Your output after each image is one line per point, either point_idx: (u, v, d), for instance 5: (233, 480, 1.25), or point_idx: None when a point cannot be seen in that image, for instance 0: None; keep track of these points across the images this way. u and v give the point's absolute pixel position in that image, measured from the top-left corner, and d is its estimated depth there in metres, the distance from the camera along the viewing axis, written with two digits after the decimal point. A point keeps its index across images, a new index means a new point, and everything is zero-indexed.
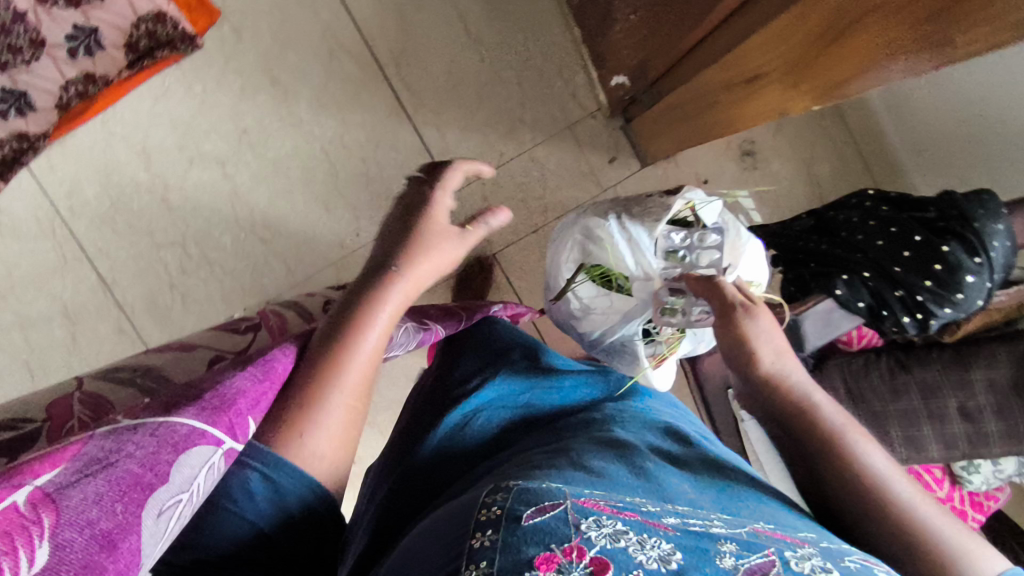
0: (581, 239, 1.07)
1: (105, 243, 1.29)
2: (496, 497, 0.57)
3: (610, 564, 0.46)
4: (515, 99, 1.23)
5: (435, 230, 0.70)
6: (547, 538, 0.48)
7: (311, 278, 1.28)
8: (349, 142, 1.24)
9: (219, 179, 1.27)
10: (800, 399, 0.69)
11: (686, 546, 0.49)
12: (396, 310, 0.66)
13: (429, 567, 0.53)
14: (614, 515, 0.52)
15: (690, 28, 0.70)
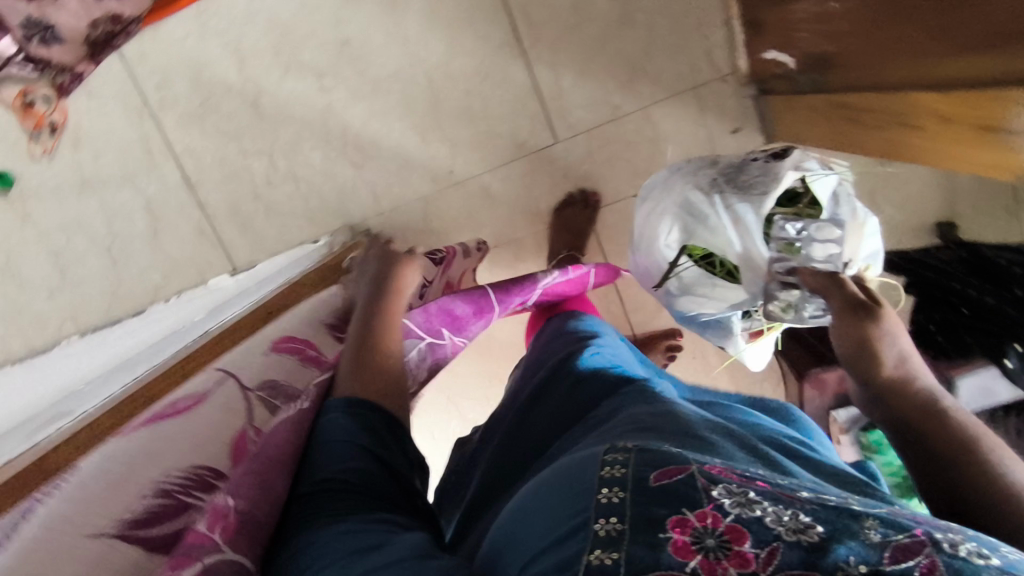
0: (680, 213, 0.99)
1: (193, 140, 1.26)
2: (619, 455, 0.56)
3: (746, 533, 0.43)
4: (643, 48, 1.11)
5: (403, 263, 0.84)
6: (679, 502, 0.47)
7: (397, 209, 1.24)
8: (456, 71, 1.16)
9: (314, 91, 1.20)
10: (928, 403, 0.67)
11: (829, 521, 0.44)
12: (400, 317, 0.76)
13: (553, 520, 0.53)
14: (744, 483, 0.49)
15: (906, 46, 0.59)
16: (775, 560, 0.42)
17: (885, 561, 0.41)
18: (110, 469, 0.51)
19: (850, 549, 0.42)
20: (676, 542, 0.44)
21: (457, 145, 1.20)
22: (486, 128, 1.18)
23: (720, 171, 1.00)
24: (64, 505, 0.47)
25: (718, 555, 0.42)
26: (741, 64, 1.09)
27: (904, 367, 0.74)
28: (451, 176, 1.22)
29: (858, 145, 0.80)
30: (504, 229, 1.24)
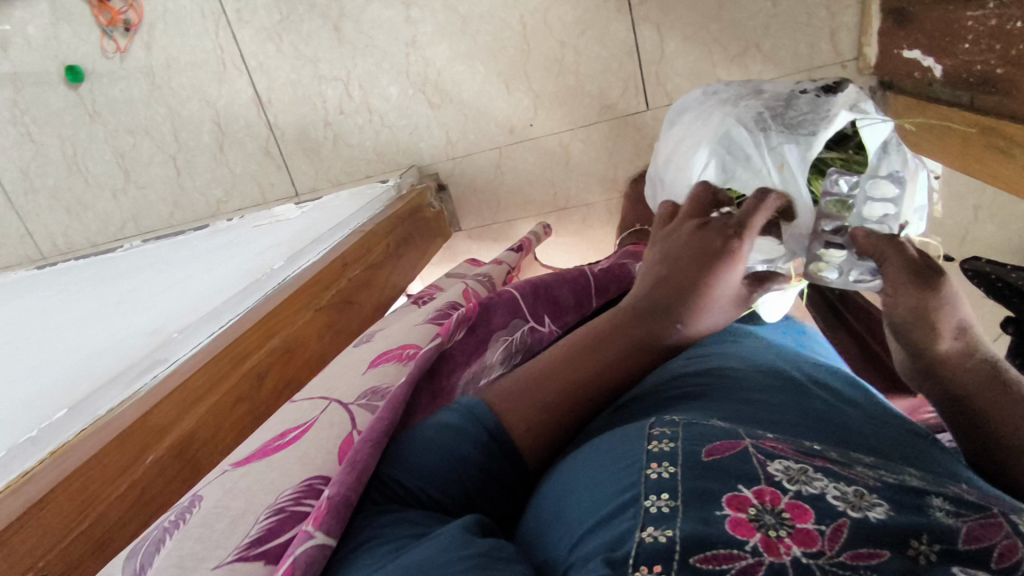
0: (718, 152, 0.80)
1: (266, 58, 1.19)
2: (661, 423, 0.50)
3: (809, 510, 0.39)
4: (762, 19, 1.02)
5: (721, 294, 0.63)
6: (733, 476, 0.42)
7: (469, 155, 1.20)
8: (553, 20, 1.07)
9: (400, 21, 1.11)
10: (990, 373, 0.55)
11: (894, 501, 0.40)
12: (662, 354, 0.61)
13: (591, 479, 0.48)
14: (803, 459, 0.44)
15: None
16: (841, 537, 0.38)
17: (959, 540, 0.37)
18: (231, 506, 0.43)
19: (919, 526, 0.38)
20: (734, 519, 0.39)
21: (541, 99, 1.13)
22: (576, 85, 1.10)
23: (759, 102, 0.83)
24: (190, 542, 0.40)
25: (779, 532, 0.38)
26: (867, 49, 0.99)
27: (965, 338, 0.58)
28: (530, 130, 1.16)
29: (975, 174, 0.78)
30: (579, 190, 1.19)
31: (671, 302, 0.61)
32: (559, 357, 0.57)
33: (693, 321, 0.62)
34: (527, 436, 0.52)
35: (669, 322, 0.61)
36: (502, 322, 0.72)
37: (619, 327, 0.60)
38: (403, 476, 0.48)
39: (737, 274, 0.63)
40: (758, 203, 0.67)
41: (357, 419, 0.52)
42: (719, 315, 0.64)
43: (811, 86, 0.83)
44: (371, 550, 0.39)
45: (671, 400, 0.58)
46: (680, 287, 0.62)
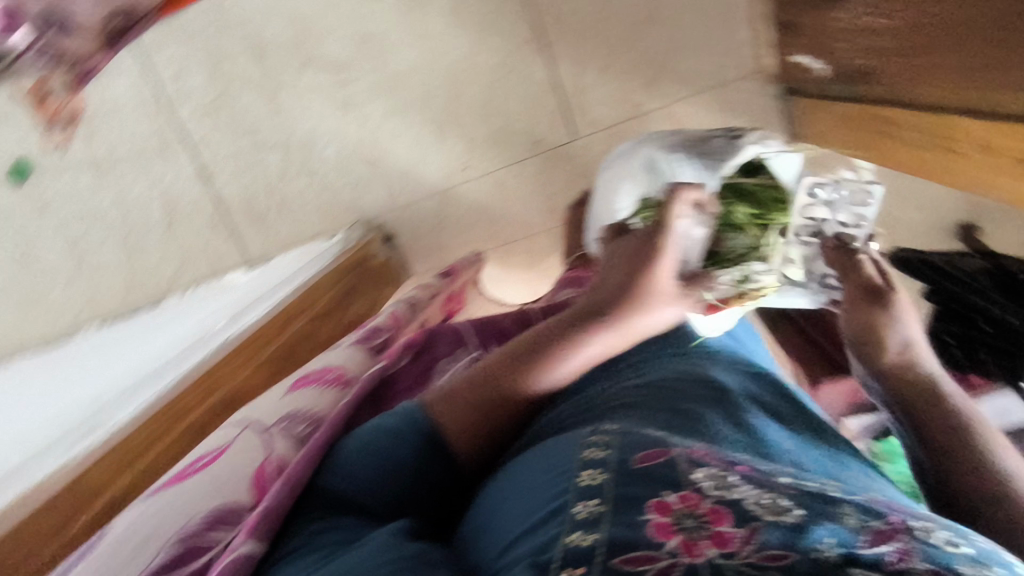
0: (639, 171, 0.92)
1: (208, 134, 1.23)
2: (598, 439, 0.57)
3: (726, 514, 0.46)
4: (669, 47, 1.09)
5: (655, 293, 0.70)
6: (660, 484, 0.49)
7: (414, 203, 1.24)
8: (476, 68, 1.13)
9: (331, 86, 1.16)
10: (938, 400, 0.74)
11: (808, 507, 0.48)
12: (597, 354, 0.68)
13: (523, 492, 0.53)
14: (726, 468, 0.52)
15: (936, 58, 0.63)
16: (754, 539, 0.44)
17: (858, 543, 0.45)
18: (144, 525, 0.50)
19: (828, 530, 0.46)
20: (657, 523, 0.46)
21: (475, 142, 1.18)
22: (506, 126, 1.16)
23: (678, 139, 0.92)
24: (104, 558, 0.47)
25: (698, 534, 0.45)
26: (766, 63, 1.08)
27: (908, 353, 0.81)
28: (467, 173, 1.20)
29: (876, 158, 0.84)
30: (524, 225, 1.24)
31: (602, 306, 0.68)
32: (500, 362, 0.64)
33: (623, 320, 0.68)
34: (461, 438, 0.61)
35: (598, 320, 0.67)
36: (446, 350, 0.78)
37: (549, 332, 0.65)
38: (337, 481, 0.57)
39: (664, 276, 0.71)
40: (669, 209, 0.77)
41: (273, 444, 0.60)
42: (659, 312, 0.70)
43: (725, 133, 0.90)
44: (302, 558, 0.47)
45: (606, 408, 0.64)
46: (612, 290, 0.70)
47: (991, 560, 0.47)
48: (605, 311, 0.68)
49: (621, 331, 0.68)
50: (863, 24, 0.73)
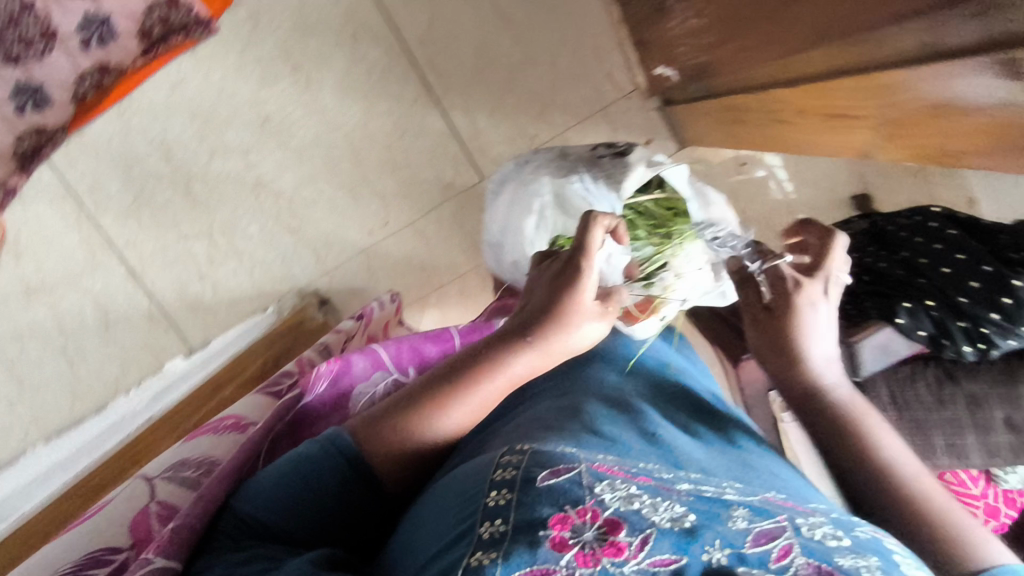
0: (544, 202, 0.95)
1: (132, 235, 1.26)
2: (512, 457, 0.58)
3: (622, 525, 0.50)
4: (547, 82, 1.17)
5: (578, 310, 0.66)
6: (561, 498, 0.51)
7: (341, 266, 1.27)
8: (375, 129, 1.20)
9: (243, 169, 1.22)
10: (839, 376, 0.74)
11: (699, 512, 0.52)
12: (518, 376, 0.66)
13: (439, 526, 0.55)
14: (627, 479, 0.56)
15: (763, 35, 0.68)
16: (646, 545, 0.49)
17: (745, 542, 0.50)
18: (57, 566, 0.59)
19: (720, 537, 0.50)
20: (555, 538, 0.48)
21: (388, 198, 1.24)
22: (415, 178, 1.23)
23: (571, 159, 0.99)
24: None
25: (593, 546, 0.48)
26: (639, 80, 1.17)
27: None
28: (388, 228, 1.26)
29: (750, 145, 0.88)
30: (450, 267, 1.28)
31: (520, 325, 0.66)
32: (420, 389, 0.65)
33: (543, 339, 0.65)
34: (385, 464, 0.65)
35: (517, 341, 0.65)
36: (363, 373, 0.84)
37: (464, 357, 0.66)
38: (249, 508, 0.61)
39: (587, 290, 0.65)
40: (586, 225, 0.67)
41: (162, 490, 0.67)
42: (588, 327, 0.66)
43: (607, 145, 1.01)
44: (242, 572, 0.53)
45: (531, 429, 0.67)
46: (533, 309, 0.66)
47: (868, 547, 0.53)
48: (524, 331, 0.66)
49: (545, 350, 0.66)
50: (693, 24, 0.79)
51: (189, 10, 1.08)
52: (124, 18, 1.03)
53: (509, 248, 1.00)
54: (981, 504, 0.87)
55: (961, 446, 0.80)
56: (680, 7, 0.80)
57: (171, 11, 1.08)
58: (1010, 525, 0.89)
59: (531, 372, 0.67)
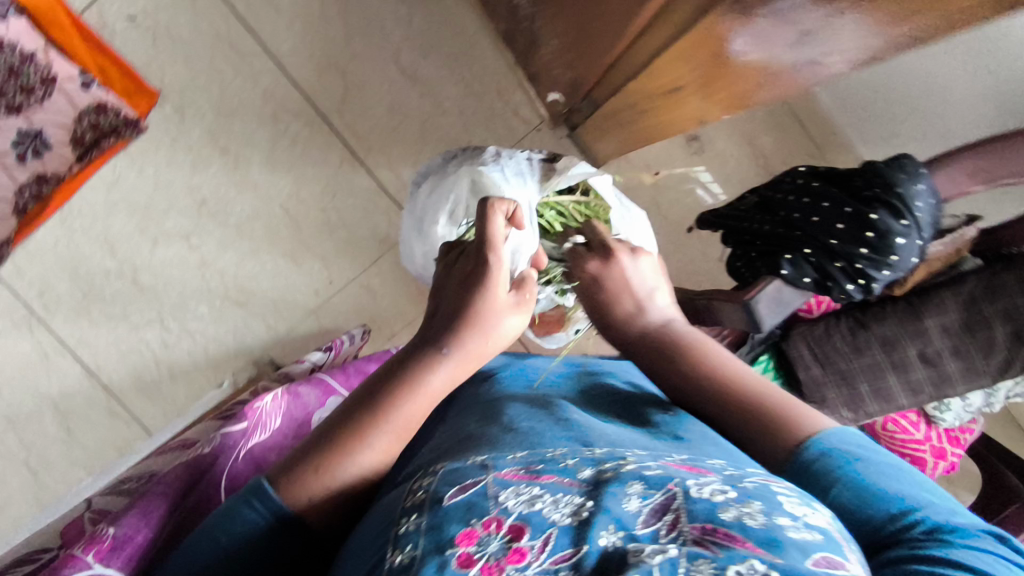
0: (465, 195, 0.96)
1: (84, 333, 1.28)
2: (423, 481, 0.58)
3: (526, 529, 0.48)
4: (460, 127, 1.28)
5: (491, 307, 0.69)
6: (468, 514, 0.49)
7: (292, 330, 1.31)
8: (306, 196, 1.28)
9: (186, 253, 1.27)
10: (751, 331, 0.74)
11: (594, 498, 0.49)
12: (441, 386, 0.68)
13: (365, 553, 0.54)
14: (530, 480, 0.53)
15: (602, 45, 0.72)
16: (547, 546, 0.46)
17: (637, 523, 0.47)
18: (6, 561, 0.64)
19: (611, 518, 0.47)
20: (462, 555, 0.46)
21: (329, 258, 1.30)
22: (351, 235, 1.30)
23: (497, 156, 1.01)
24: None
25: (496, 557, 0.46)
26: (543, 113, 1.28)
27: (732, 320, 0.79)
28: (333, 286, 1.31)
29: (640, 142, 0.95)
30: (399, 315, 1.34)
31: (436, 333, 0.68)
32: (339, 422, 0.65)
33: (460, 346, 0.68)
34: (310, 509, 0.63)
35: (436, 353, 0.67)
36: (314, 400, 0.87)
37: (383, 377, 0.67)
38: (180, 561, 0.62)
39: (497, 283, 0.70)
40: (483, 221, 0.74)
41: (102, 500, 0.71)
42: (506, 323, 0.70)
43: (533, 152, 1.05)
44: None
45: (455, 442, 0.65)
46: (446, 316, 0.69)
47: (761, 499, 0.49)
48: (438, 341, 0.68)
49: (465, 352, 0.68)
50: (554, 47, 0.87)
51: (118, 113, 1.19)
52: (55, 127, 1.18)
53: (422, 233, 1.01)
54: (927, 447, 0.90)
55: (886, 389, 0.83)
56: (545, 34, 0.88)
57: (100, 116, 1.19)
58: (957, 463, 0.92)
59: (454, 380, 0.69)
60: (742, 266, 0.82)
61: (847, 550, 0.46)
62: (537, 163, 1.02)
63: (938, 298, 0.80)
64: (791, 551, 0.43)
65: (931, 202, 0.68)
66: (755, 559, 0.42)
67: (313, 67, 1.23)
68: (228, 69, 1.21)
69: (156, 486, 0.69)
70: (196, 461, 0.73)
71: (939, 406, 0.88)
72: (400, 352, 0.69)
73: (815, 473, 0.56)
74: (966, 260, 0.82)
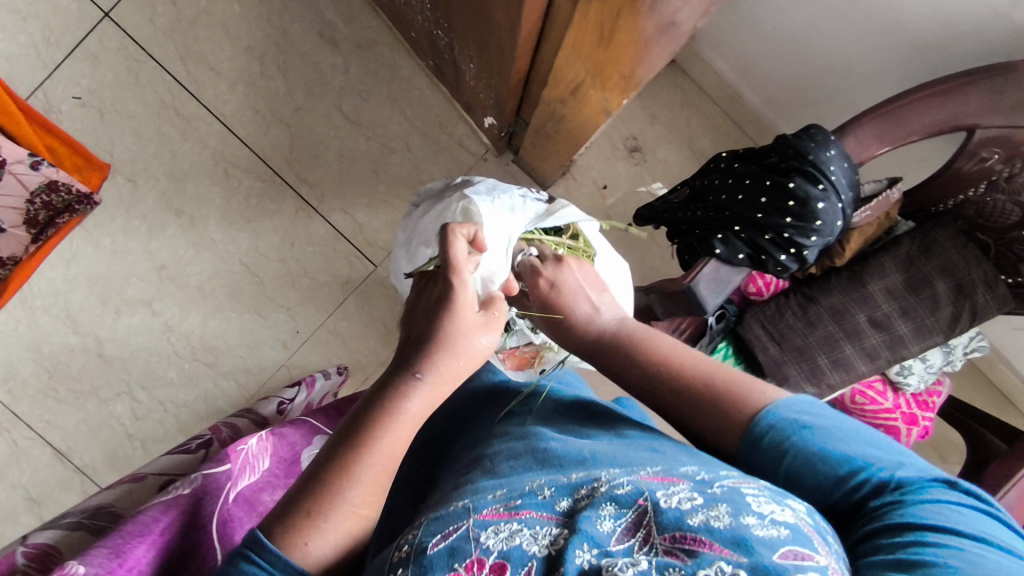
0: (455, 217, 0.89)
1: (51, 414, 1.26)
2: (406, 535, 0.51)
3: (507, 565, 0.43)
4: (409, 164, 1.32)
5: (461, 326, 0.70)
6: (451, 558, 0.44)
7: (264, 386, 1.29)
8: (265, 248, 1.29)
9: (150, 319, 1.27)
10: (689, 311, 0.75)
11: (569, 523, 0.46)
12: (418, 415, 0.64)
13: None
14: (508, 514, 0.48)
15: (508, 58, 0.72)
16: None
17: (612, 541, 0.44)
18: None
19: (588, 538, 0.44)
20: None
21: (293, 307, 1.30)
22: (313, 281, 1.30)
23: (496, 188, 0.95)
24: None
25: None
26: (487, 142, 1.32)
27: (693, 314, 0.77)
28: (300, 335, 1.30)
29: (572, 150, 0.96)
30: (370, 359, 1.32)
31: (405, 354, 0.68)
32: (325, 457, 0.60)
33: (433, 369, 0.66)
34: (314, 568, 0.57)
35: (410, 377, 0.66)
36: (298, 441, 0.78)
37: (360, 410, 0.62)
38: None
39: (465, 301, 0.70)
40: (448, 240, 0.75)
41: (41, 535, 0.56)
42: (482, 338, 0.69)
43: (532, 192, 0.99)
44: None
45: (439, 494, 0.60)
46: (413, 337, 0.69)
47: (734, 496, 0.45)
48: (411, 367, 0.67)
49: (440, 371, 0.67)
50: (473, 68, 0.90)
51: (70, 189, 1.21)
52: (9, 211, 1.20)
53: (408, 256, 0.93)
54: (898, 415, 0.88)
55: (844, 358, 0.82)
56: (462, 59, 0.91)
57: (52, 194, 1.21)
58: (929, 426, 0.90)
59: (430, 407, 0.65)
60: (685, 257, 0.83)
61: (819, 544, 0.42)
62: (534, 203, 0.95)
63: (877, 263, 0.82)
64: (763, 552, 0.40)
65: (847, 165, 0.70)
66: (722, 562, 0.39)
67: (259, 125, 1.28)
68: (177, 136, 1.26)
69: (133, 524, 0.57)
70: (178, 499, 0.62)
71: (904, 371, 0.86)
72: (375, 384, 0.67)
73: (767, 450, 0.53)
74: (897, 225, 0.85)
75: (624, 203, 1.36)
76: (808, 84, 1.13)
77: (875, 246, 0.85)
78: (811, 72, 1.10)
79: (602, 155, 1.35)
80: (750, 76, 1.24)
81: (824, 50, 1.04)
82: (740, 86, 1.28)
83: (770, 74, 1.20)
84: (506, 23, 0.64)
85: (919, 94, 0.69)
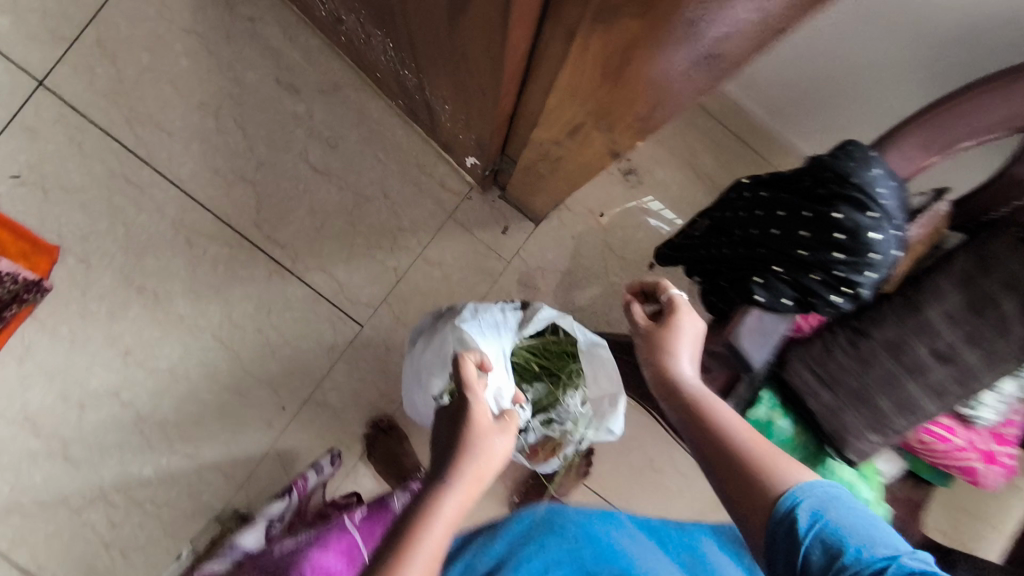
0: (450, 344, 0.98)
1: (16, 530, 1.12)
2: None
3: None
4: (387, 211, 1.21)
5: (481, 432, 0.79)
6: None
7: (252, 473, 1.17)
8: (239, 319, 1.17)
9: (119, 411, 1.15)
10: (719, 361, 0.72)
11: None
12: (454, 514, 0.71)
13: None
14: None
15: (494, 103, 0.62)
16: None
17: None
18: None
19: None
20: None
21: (276, 381, 1.18)
22: (296, 350, 1.19)
23: (480, 310, 1.04)
24: None
25: None
26: (470, 179, 1.22)
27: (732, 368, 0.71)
28: (287, 411, 1.19)
29: (569, 188, 0.86)
30: (366, 430, 1.21)
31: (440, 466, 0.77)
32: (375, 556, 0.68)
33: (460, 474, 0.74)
34: None
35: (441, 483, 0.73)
36: None
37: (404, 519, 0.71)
38: None
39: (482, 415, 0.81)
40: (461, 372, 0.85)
41: None
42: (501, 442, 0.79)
43: (509, 304, 1.09)
44: None
45: None
46: (446, 451, 0.78)
47: None
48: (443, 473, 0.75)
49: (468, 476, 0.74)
50: (449, 109, 0.80)
51: (16, 278, 1.11)
52: None
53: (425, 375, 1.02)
54: (973, 455, 0.76)
55: (909, 399, 0.71)
56: (436, 99, 0.81)
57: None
58: (1012, 465, 0.79)
59: (463, 505, 0.73)
60: (715, 299, 0.72)
61: None
62: (513, 314, 1.06)
63: (933, 284, 0.71)
64: None
65: (894, 182, 0.60)
66: None
67: (220, 185, 1.17)
68: (131, 207, 1.15)
69: None
70: None
71: (974, 402, 0.74)
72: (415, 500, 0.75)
73: (782, 536, 0.57)
74: (947, 236, 0.75)
75: (622, 232, 1.27)
76: (814, 87, 1.04)
77: (926, 263, 0.74)
78: (818, 71, 1.01)
79: (596, 181, 1.26)
80: (745, 83, 1.15)
81: (832, 49, 0.95)
82: (736, 93, 1.19)
83: (770, 80, 1.10)
84: (485, 64, 0.55)
85: (979, 88, 0.59)
